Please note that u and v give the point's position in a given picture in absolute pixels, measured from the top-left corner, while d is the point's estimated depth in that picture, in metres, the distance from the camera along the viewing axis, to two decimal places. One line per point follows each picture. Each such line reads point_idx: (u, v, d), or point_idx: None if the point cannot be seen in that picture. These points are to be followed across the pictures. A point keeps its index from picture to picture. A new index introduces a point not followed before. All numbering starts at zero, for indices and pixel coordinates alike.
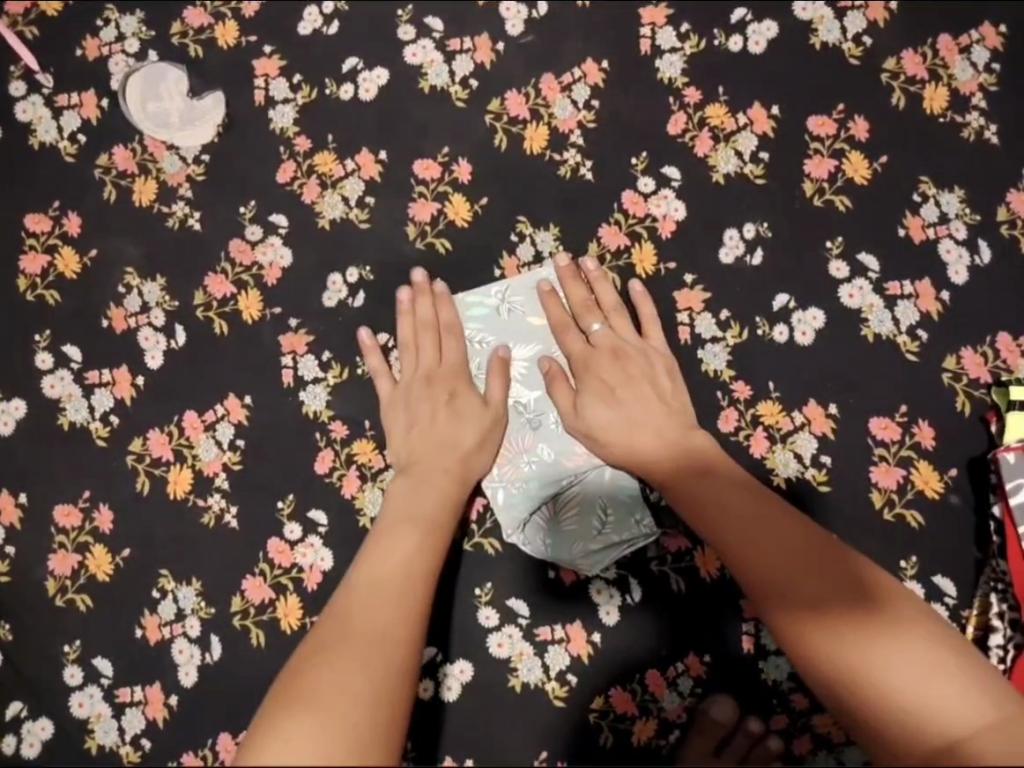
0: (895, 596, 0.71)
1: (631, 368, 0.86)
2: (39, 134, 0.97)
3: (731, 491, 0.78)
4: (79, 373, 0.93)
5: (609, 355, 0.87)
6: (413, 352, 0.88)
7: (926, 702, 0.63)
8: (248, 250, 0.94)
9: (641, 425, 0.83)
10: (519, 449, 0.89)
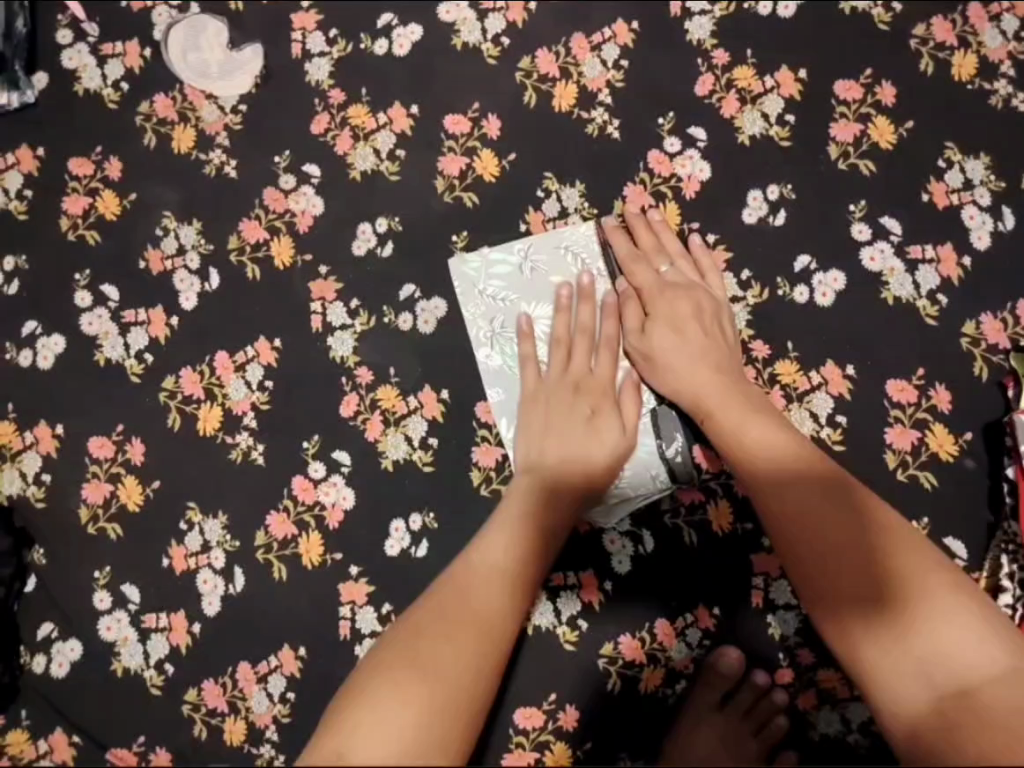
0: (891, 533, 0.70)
1: (701, 305, 0.88)
2: (83, 81, 1.00)
3: (773, 454, 0.76)
4: (116, 312, 0.96)
5: (680, 291, 0.89)
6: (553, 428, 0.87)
7: (927, 664, 0.64)
8: (281, 198, 0.97)
9: (701, 385, 0.84)
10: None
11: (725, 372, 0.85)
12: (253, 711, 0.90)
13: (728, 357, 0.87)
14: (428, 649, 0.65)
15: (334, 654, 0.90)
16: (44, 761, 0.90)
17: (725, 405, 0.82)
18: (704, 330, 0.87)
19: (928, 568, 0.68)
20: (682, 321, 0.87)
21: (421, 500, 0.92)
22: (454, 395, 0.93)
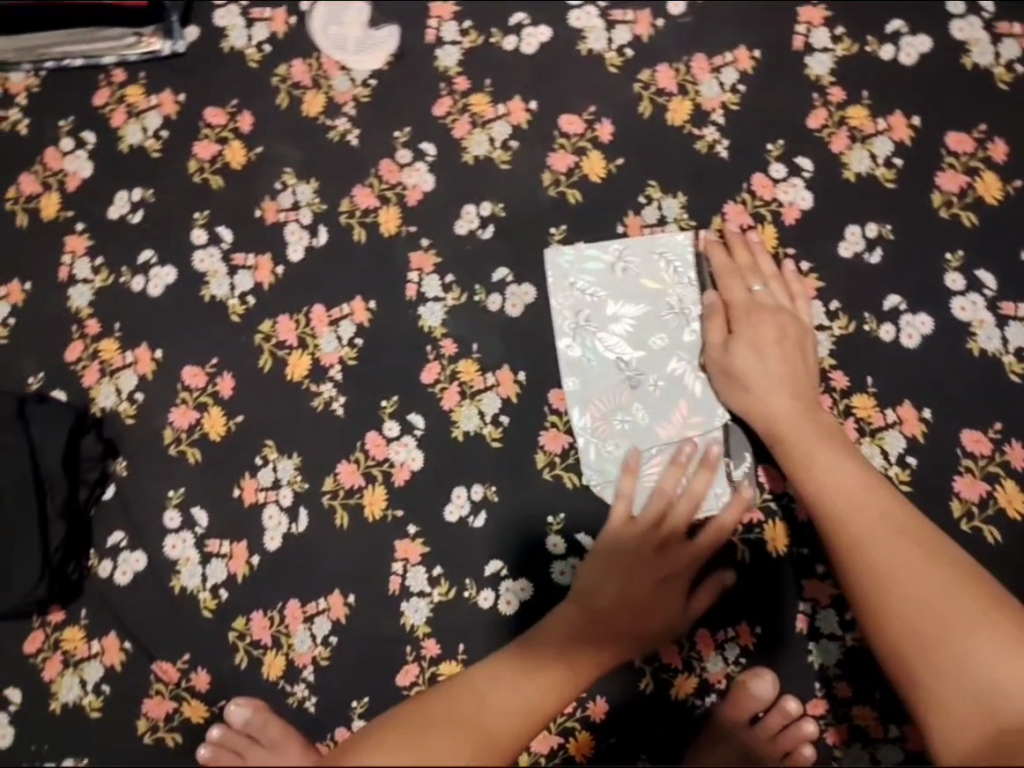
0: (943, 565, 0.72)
1: (786, 331, 0.90)
2: (230, 39, 1.08)
3: (839, 483, 0.80)
4: (227, 253, 1.02)
5: (768, 315, 0.91)
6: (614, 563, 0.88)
7: (977, 690, 0.66)
8: (395, 171, 1.02)
9: (775, 404, 0.87)
10: (612, 402, 0.95)
11: (800, 397, 0.87)
12: (294, 649, 0.94)
13: (806, 383, 0.89)
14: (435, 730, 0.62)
15: (380, 607, 0.93)
16: (95, 660, 0.95)
17: (792, 432, 0.85)
18: (785, 354, 0.89)
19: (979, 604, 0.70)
20: (766, 344, 0.90)
21: (485, 473, 0.95)
22: (532, 378, 0.96)
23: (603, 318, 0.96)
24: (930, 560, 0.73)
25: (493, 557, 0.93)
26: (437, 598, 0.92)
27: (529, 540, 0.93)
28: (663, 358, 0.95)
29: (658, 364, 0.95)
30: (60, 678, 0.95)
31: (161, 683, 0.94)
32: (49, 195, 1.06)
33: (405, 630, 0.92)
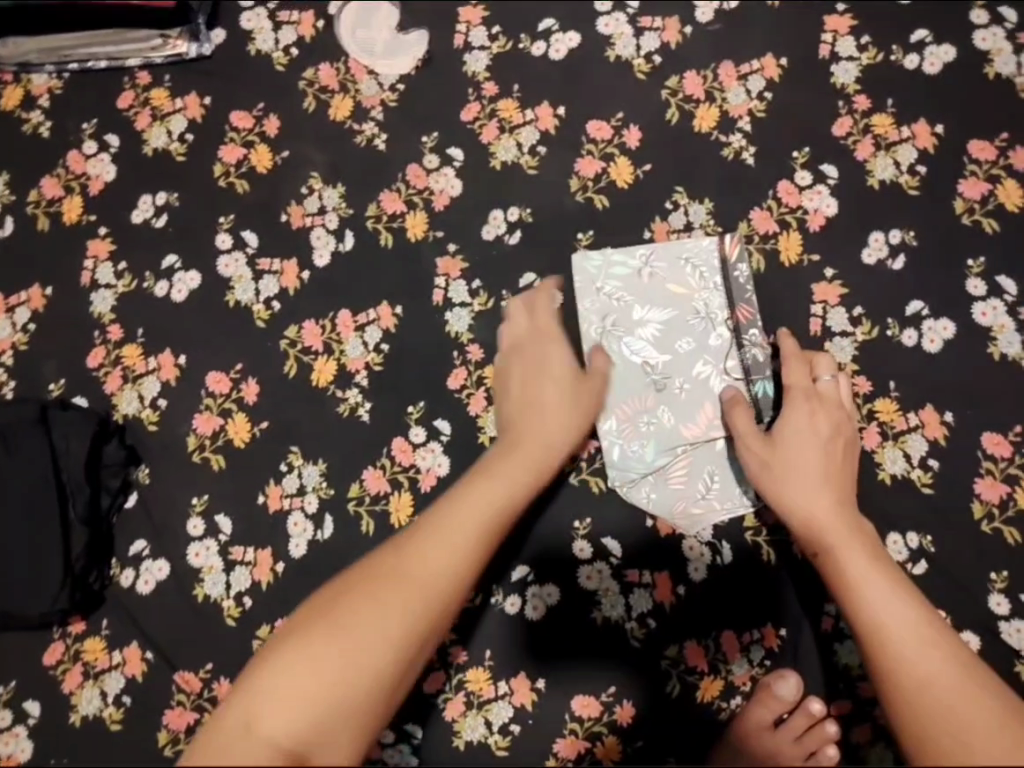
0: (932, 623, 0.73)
1: (840, 427, 0.88)
2: (257, 42, 1.07)
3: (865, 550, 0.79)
4: (252, 258, 1.02)
5: (824, 411, 0.88)
6: (530, 370, 0.91)
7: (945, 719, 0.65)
8: (422, 176, 1.02)
9: (818, 498, 0.82)
10: (638, 407, 0.95)
11: (843, 498, 0.83)
12: None
13: (851, 491, 0.85)
14: (337, 637, 0.65)
15: None
16: (116, 672, 0.94)
17: (837, 531, 0.80)
18: (833, 455, 0.86)
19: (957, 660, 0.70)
20: (818, 437, 0.86)
21: None
22: None
23: (629, 323, 0.96)
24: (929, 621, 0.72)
25: (519, 563, 0.95)
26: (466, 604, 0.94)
27: (555, 546, 0.95)
28: (690, 362, 0.95)
29: (684, 368, 0.95)
30: (80, 690, 0.94)
31: (183, 694, 0.93)
32: (72, 198, 1.05)
33: None
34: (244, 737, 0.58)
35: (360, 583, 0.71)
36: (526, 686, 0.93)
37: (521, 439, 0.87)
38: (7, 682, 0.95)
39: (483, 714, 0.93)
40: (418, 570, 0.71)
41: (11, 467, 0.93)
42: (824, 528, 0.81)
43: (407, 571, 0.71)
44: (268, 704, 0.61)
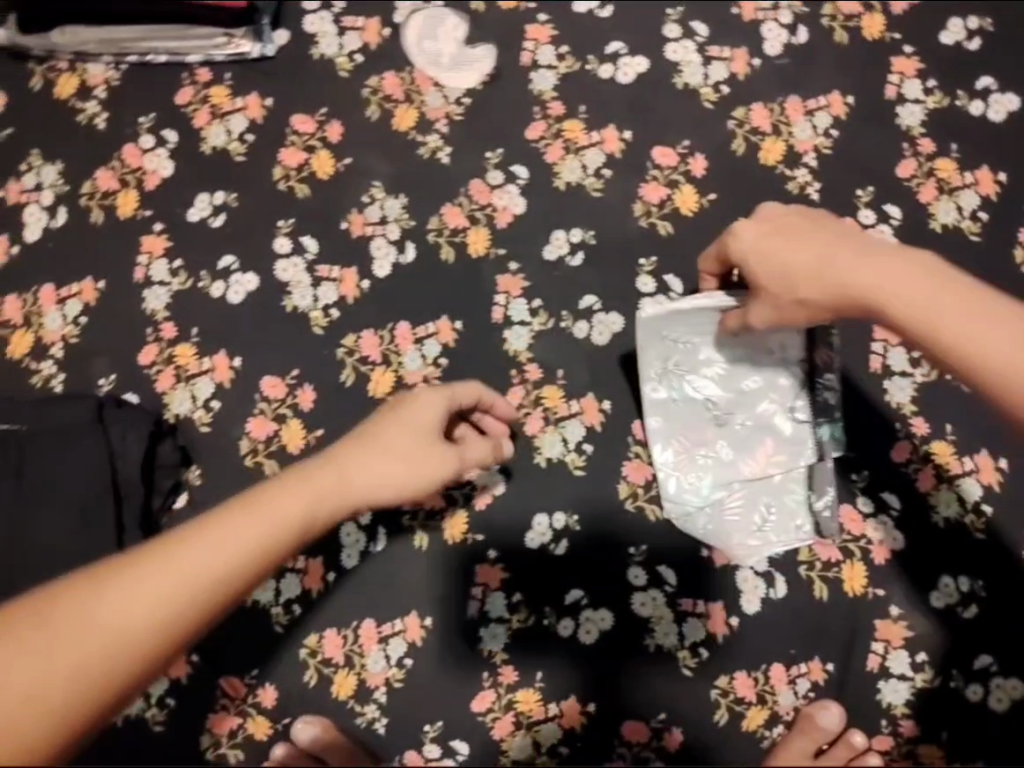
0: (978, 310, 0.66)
1: (784, 221, 0.79)
2: (321, 47, 1.07)
3: (900, 290, 0.69)
4: (311, 264, 1.01)
5: (774, 228, 0.78)
6: (401, 407, 0.77)
7: None
8: (486, 192, 1.02)
9: (792, 256, 0.75)
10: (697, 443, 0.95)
11: (828, 239, 0.74)
12: (366, 669, 0.92)
13: (831, 226, 0.77)
14: (115, 594, 0.57)
15: (457, 631, 0.92)
16: None
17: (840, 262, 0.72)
18: (791, 231, 0.77)
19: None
20: (783, 230, 0.77)
21: (567, 501, 0.94)
22: (618, 410, 0.97)
23: (694, 362, 0.95)
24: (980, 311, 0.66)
25: (573, 585, 0.93)
26: (515, 624, 0.92)
27: (612, 569, 0.93)
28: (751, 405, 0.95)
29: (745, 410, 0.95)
30: None
31: (228, 698, 0.92)
32: (128, 192, 1.04)
33: (481, 655, 0.92)
34: (28, 705, 0.54)
35: (150, 549, 0.60)
36: (574, 711, 0.90)
37: (321, 467, 0.69)
38: None
39: (531, 735, 0.90)
40: (216, 552, 0.60)
41: (63, 467, 0.86)
42: (827, 283, 0.72)
43: (208, 553, 0.60)
44: (122, 635, 0.56)
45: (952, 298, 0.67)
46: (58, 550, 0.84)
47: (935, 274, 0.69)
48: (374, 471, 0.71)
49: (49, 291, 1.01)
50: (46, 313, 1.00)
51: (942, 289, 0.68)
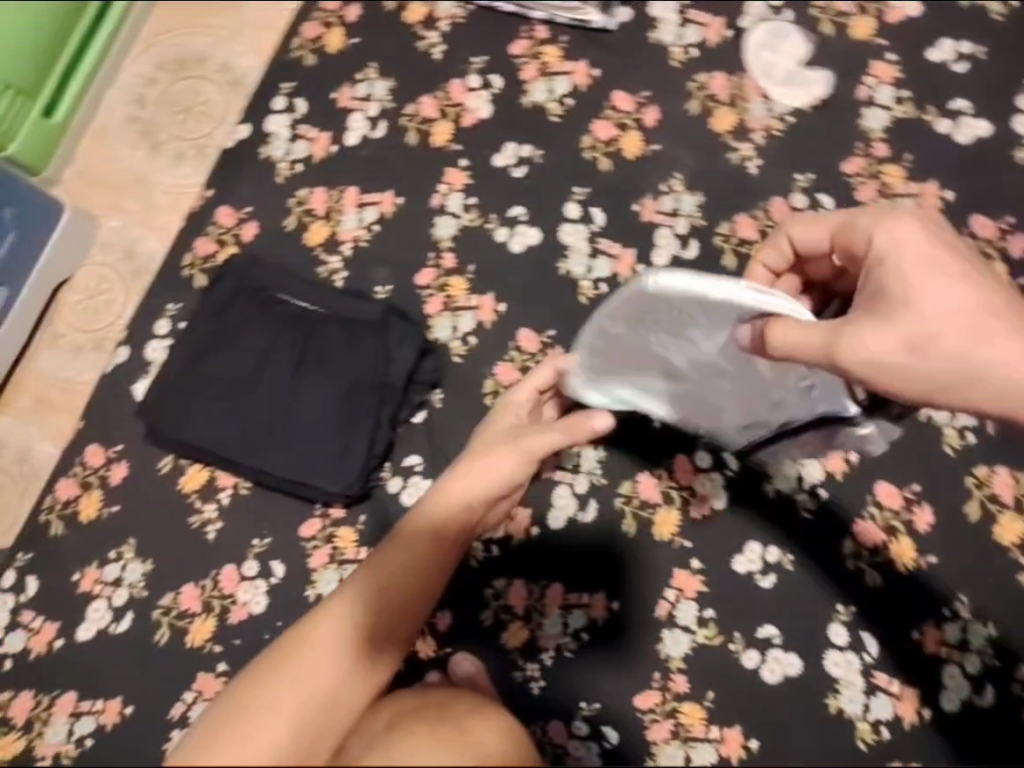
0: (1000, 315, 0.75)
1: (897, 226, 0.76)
2: (658, 32, 1.07)
3: (940, 288, 0.74)
4: (595, 235, 1.04)
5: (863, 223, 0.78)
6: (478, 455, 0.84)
7: None
8: (785, 213, 1.02)
9: (946, 300, 0.73)
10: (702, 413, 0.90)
11: (959, 277, 0.75)
12: (542, 629, 0.97)
13: (924, 237, 0.75)
14: (286, 677, 0.70)
15: (644, 626, 0.96)
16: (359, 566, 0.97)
17: (926, 281, 0.74)
18: (894, 240, 0.76)
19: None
20: (939, 265, 0.75)
21: (785, 536, 0.97)
22: (862, 464, 0.97)
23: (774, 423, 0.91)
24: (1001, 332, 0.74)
25: (768, 621, 0.94)
26: (701, 638, 0.95)
27: (815, 619, 0.94)
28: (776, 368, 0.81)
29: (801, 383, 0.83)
30: (322, 570, 0.98)
31: None
32: (444, 124, 1.09)
33: (659, 655, 0.95)
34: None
35: (268, 668, 0.72)
36: (736, 742, 0.92)
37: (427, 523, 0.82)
38: (263, 535, 1.00)
39: (685, 749, 0.92)
40: (328, 643, 0.73)
41: (350, 356, 0.98)
42: (903, 296, 0.74)
43: (280, 703, 0.67)
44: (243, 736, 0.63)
45: (992, 323, 0.74)
46: (327, 421, 0.97)
47: (967, 278, 0.75)
48: (464, 490, 0.83)
49: (353, 193, 1.08)
50: (345, 213, 1.08)
51: (988, 310, 0.74)
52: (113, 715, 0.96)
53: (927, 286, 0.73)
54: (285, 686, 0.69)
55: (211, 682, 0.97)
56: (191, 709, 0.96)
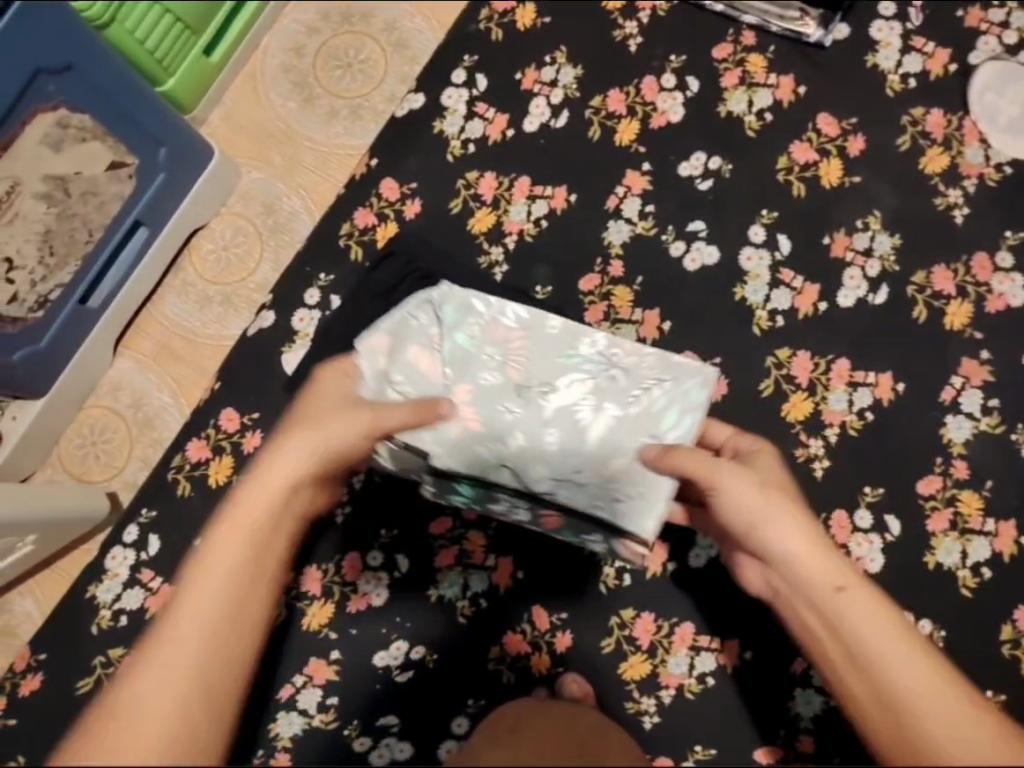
0: (849, 603, 0.59)
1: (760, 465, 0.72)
2: (878, 56, 1.01)
3: (793, 519, 0.64)
4: (777, 264, 0.99)
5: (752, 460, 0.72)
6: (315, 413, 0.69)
7: (919, 709, 0.53)
8: (988, 269, 0.96)
9: (765, 524, 0.64)
10: (525, 466, 0.80)
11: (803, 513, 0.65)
12: (666, 667, 0.95)
13: (778, 478, 0.70)
14: (143, 707, 0.49)
15: (776, 680, 0.93)
16: (484, 573, 0.98)
17: (761, 506, 0.65)
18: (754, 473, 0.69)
19: (902, 644, 0.56)
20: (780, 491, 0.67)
21: (940, 613, 0.91)
22: None
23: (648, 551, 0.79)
24: (852, 604, 0.59)
25: None
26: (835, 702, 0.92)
27: None
28: (614, 464, 0.78)
29: (495, 480, 0.80)
30: (447, 571, 0.98)
31: (532, 625, 0.96)
32: (631, 121, 1.02)
33: (788, 713, 0.92)
34: None
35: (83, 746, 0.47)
36: None
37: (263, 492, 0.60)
38: (389, 528, 0.99)
39: None
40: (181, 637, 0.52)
41: None
42: (727, 499, 0.67)
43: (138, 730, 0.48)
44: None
45: (842, 574, 0.61)
46: None
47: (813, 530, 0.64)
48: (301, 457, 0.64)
49: (524, 185, 1.02)
50: (514, 203, 1.02)
51: (831, 565, 0.61)
52: None
53: (744, 486, 0.66)
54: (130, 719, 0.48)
55: (322, 669, 0.96)
56: (301, 693, 0.96)
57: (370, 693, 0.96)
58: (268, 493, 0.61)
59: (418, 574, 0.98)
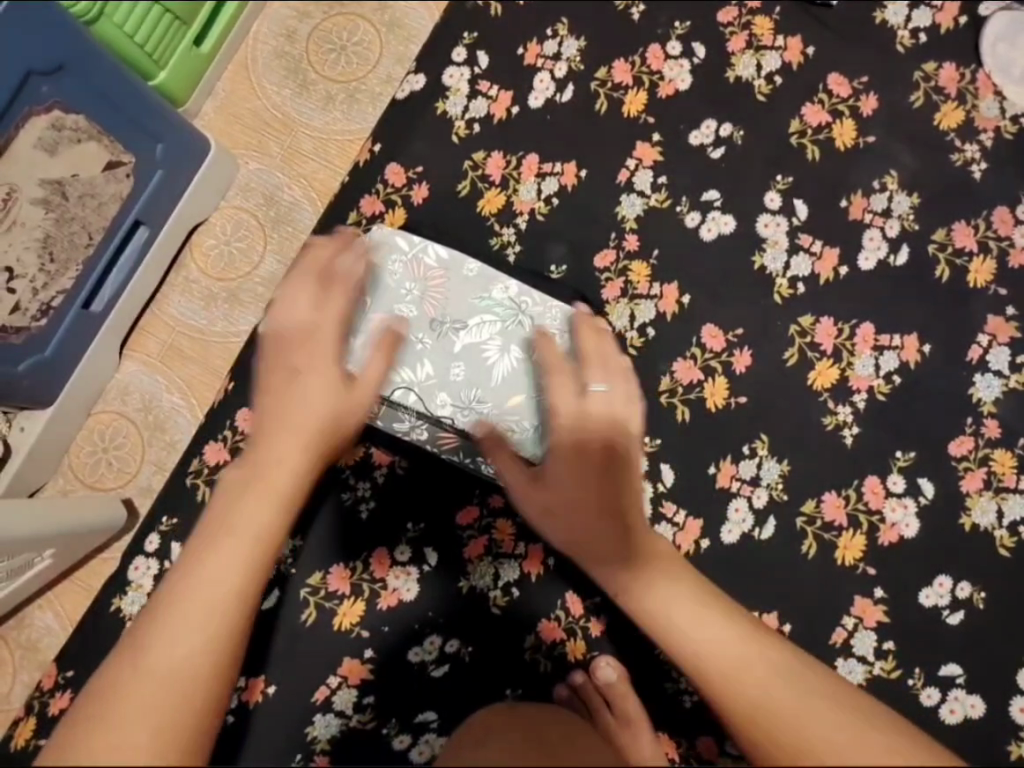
0: (675, 602, 0.62)
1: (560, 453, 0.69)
2: (886, 13, 1.00)
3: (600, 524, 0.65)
4: (795, 230, 0.97)
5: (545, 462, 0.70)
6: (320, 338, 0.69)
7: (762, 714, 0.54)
8: (1009, 223, 0.95)
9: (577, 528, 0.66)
10: (430, 392, 0.86)
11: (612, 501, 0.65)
12: None
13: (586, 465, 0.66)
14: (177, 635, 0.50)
15: (819, 651, 0.89)
16: (515, 562, 0.96)
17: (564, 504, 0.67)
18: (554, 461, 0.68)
19: (730, 642, 0.59)
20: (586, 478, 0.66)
21: (979, 574, 0.90)
22: None
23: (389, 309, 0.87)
24: (678, 611, 0.62)
25: (953, 660, 0.88)
26: (879, 670, 0.88)
27: (1004, 663, 0.88)
28: (514, 399, 0.85)
29: (400, 401, 0.86)
30: (477, 562, 0.96)
31: (566, 612, 0.94)
32: (638, 92, 1.00)
33: None
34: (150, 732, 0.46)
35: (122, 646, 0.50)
36: None
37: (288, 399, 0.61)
38: (416, 522, 0.97)
39: None
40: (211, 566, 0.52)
41: None
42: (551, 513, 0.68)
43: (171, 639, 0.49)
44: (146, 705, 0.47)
45: (663, 578, 0.64)
46: None
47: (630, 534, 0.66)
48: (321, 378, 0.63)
49: (532, 163, 1.00)
50: (523, 182, 1.00)
51: (648, 564, 0.64)
52: (256, 694, 0.94)
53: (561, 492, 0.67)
54: (170, 637, 0.49)
55: (357, 669, 0.94)
56: (335, 694, 0.93)
57: (405, 690, 0.94)
58: (271, 476, 0.57)
59: (448, 566, 0.96)
